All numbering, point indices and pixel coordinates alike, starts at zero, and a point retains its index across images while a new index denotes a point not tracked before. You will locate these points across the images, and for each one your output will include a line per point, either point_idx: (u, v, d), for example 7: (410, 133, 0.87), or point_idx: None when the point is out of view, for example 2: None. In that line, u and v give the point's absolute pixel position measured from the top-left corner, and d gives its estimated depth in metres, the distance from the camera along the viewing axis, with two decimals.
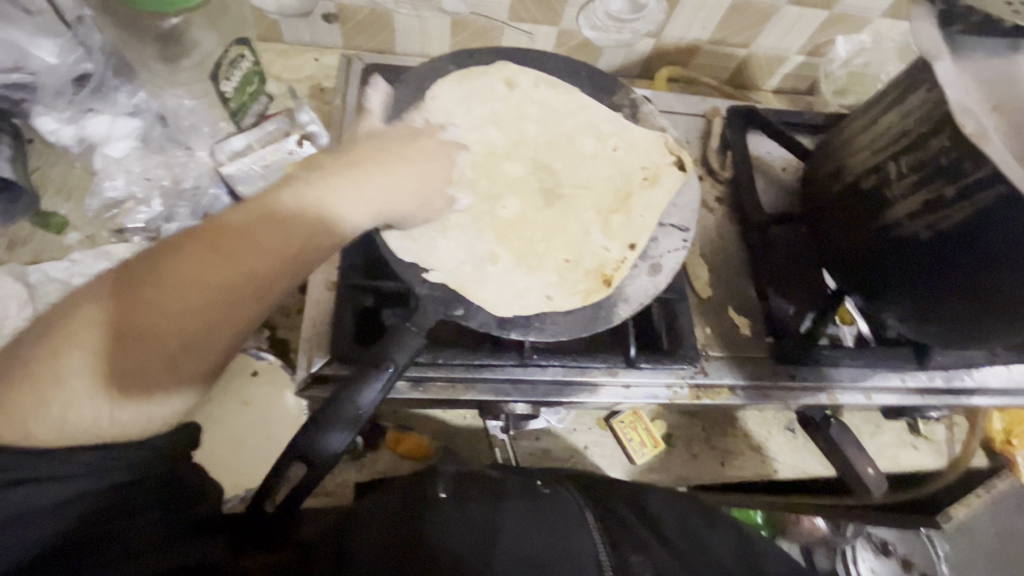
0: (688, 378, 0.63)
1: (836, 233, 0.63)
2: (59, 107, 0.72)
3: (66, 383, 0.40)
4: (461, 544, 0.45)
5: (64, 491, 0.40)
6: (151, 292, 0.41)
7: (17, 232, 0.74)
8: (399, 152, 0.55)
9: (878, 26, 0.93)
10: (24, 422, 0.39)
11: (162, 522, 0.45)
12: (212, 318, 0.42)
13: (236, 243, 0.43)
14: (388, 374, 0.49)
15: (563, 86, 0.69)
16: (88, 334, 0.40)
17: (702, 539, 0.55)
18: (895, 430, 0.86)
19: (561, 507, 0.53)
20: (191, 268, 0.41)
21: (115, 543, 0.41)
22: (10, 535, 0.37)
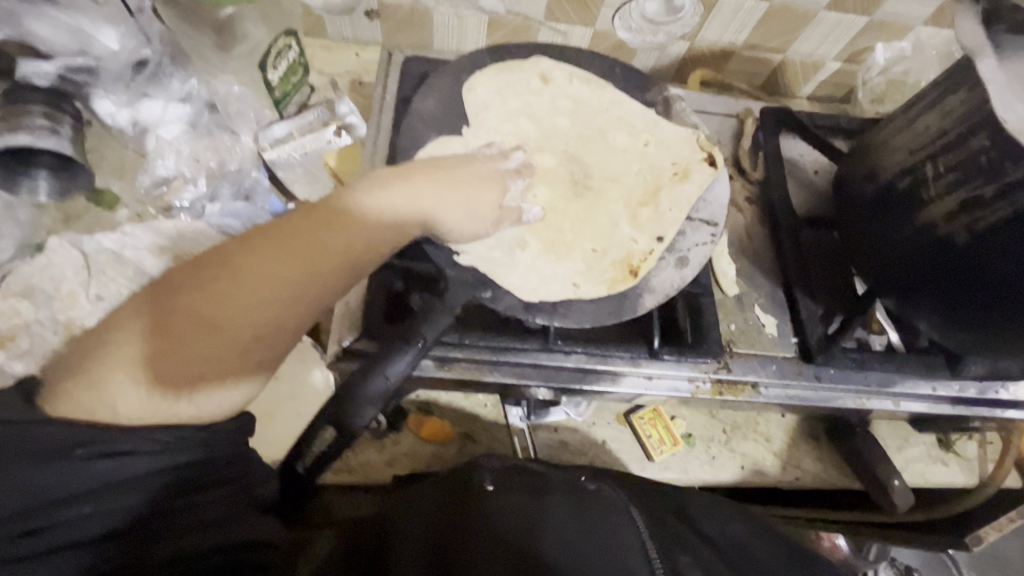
0: (712, 374, 0.63)
1: (867, 234, 0.63)
2: (117, 91, 0.76)
3: (148, 364, 0.41)
4: (512, 536, 0.45)
5: (140, 466, 0.40)
6: (231, 284, 0.43)
7: (72, 207, 0.78)
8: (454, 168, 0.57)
9: (920, 34, 0.92)
10: (108, 398, 0.40)
11: (226, 500, 0.45)
12: (283, 311, 0.44)
13: (306, 244, 0.46)
14: (417, 349, 0.51)
15: (596, 81, 0.71)
16: (170, 319, 0.42)
17: (746, 539, 0.53)
18: (924, 444, 0.83)
19: (607, 502, 0.52)
20: (266, 264, 0.44)
21: (182, 518, 0.42)
22: (92, 504, 0.39)
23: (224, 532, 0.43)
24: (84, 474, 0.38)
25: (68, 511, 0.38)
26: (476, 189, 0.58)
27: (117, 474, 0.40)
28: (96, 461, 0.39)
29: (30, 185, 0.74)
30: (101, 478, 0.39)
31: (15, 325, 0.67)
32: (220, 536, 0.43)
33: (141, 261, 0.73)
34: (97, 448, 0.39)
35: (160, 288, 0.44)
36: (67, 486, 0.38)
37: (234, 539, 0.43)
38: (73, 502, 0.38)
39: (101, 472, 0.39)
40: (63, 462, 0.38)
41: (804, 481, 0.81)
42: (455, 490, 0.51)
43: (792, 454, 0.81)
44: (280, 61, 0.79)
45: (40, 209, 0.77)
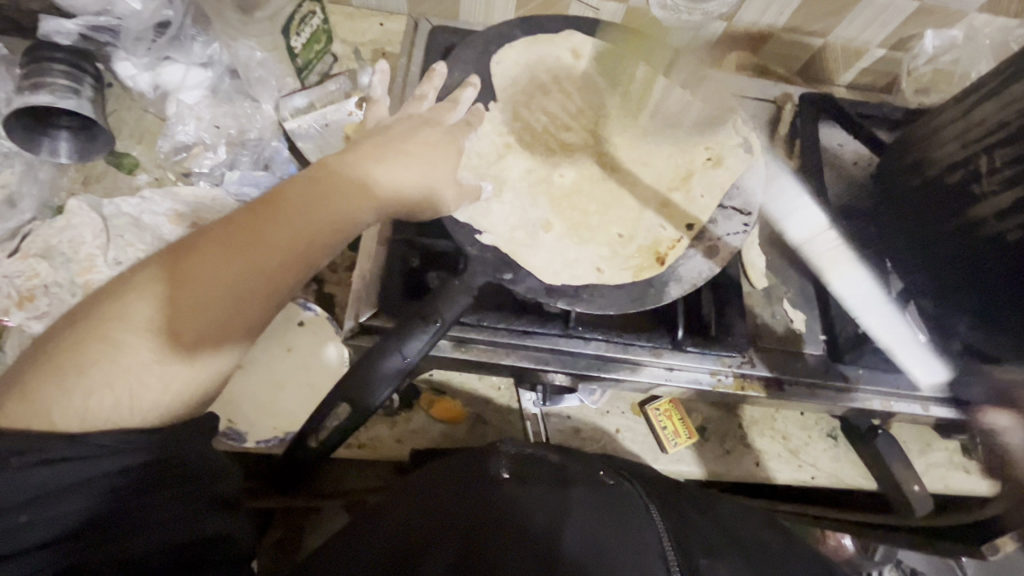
0: (735, 368, 0.61)
1: (913, 230, 0.60)
2: (138, 52, 0.76)
3: (89, 372, 0.41)
4: (532, 531, 0.48)
5: (82, 471, 0.39)
6: (175, 288, 0.43)
7: (92, 169, 0.77)
8: (413, 142, 0.55)
9: (973, 21, 0.86)
10: (44, 410, 0.39)
11: (185, 497, 0.43)
12: (228, 310, 0.44)
13: (250, 239, 0.45)
14: (436, 327, 0.50)
15: (627, 57, 0.69)
16: (114, 327, 0.42)
17: (770, 544, 0.55)
18: (945, 450, 0.81)
19: (625, 499, 0.54)
20: (208, 265, 0.44)
21: (139, 520, 0.40)
22: (31, 513, 0.37)
23: (179, 531, 0.42)
24: (22, 482, 0.36)
25: (6, 520, 0.36)
26: (438, 165, 0.55)
27: (60, 480, 0.38)
28: (37, 467, 0.37)
29: (52, 147, 0.74)
30: (45, 485, 0.37)
31: (34, 285, 0.66)
32: (171, 537, 0.41)
33: (160, 227, 0.72)
34: (39, 453, 0.38)
35: (108, 295, 0.44)
36: (12, 492, 0.36)
37: (187, 538, 0.42)
38: (11, 511, 0.36)
39: (42, 479, 0.37)
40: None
41: (818, 480, 0.79)
42: (477, 479, 0.54)
43: (808, 452, 0.79)
44: (303, 27, 0.78)
45: (60, 169, 0.76)
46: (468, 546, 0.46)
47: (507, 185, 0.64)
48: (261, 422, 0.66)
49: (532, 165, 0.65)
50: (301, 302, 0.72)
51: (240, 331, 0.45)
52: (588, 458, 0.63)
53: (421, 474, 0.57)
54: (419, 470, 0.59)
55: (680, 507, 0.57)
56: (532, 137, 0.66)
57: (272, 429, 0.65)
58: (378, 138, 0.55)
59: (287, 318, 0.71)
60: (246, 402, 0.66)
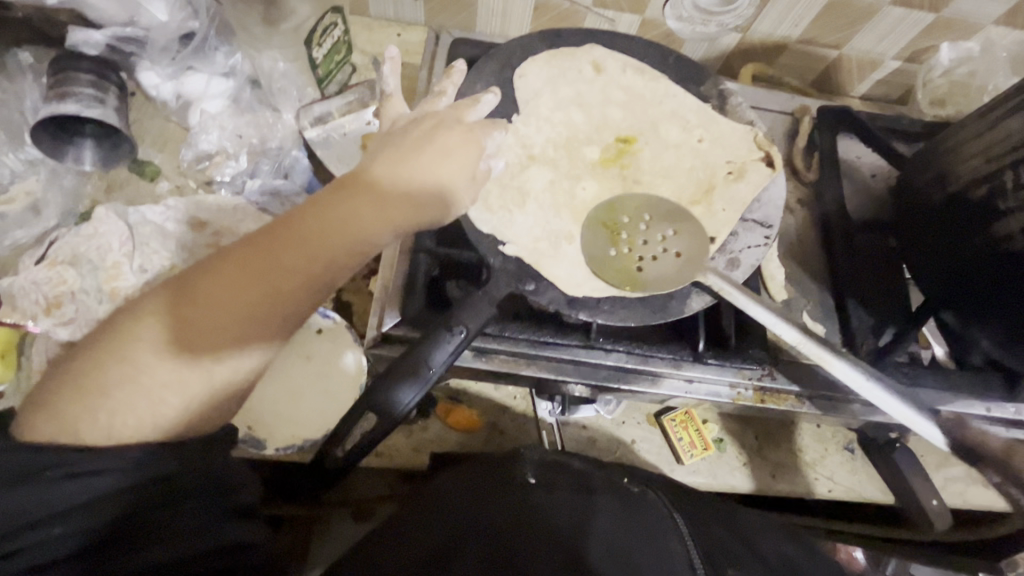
0: (756, 381, 0.61)
1: (937, 244, 0.60)
2: (163, 63, 0.77)
3: (111, 392, 0.44)
4: (560, 527, 0.49)
5: (103, 485, 0.41)
6: (191, 312, 0.46)
7: (115, 177, 0.79)
8: (427, 151, 0.54)
9: (990, 33, 0.86)
10: (75, 428, 0.43)
11: (200, 506, 0.45)
12: (243, 332, 0.46)
13: (263, 265, 0.47)
14: (460, 337, 0.50)
15: (649, 71, 0.70)
16: (137, 348, 0.45)
17: (794, 559, 0.54)
18: (964, 464, 0.80)
19: (652, 505, 0.55)
20: (224, 291, 0.46)
21: (154, 530, 0.42)
22: (59, 524, 0.39)
23: (193, 543, 0.43)
24: (49, 496, 0.39)
25: (36, 534, 0.39)
26: (451, 174, 0.54)
27: (80, 495, 0.40)
28: (64, 481, 0.40)
29: (76, 155, 0.75)
30: (69, 499, 0.40)
31: (61, 292, 0.67)
32: (182, 550, 0.42)
33: (183, 234, 0.73)
34: (68, 468, 0.41)
35: (132, 315, 0.47)
36: (41, 505, 0.39)
37: (199, 550, 0.43)
38: (42, 523, 0.39)
39: (65, 493, 0.40)
40: (32, 485, 0.39)
41: (835, 494, 0.79)
42: (503, 485, 0.55)
43: (824, 465, 0.79)
44: (325, 38, 0.76)
45: (84, 177, 0.78)
46: (494, 547, 0.46)
47: (528, 197, 0.64)
48: (280, 429, 0.66)
49: (555, 177, 0.65)
50: (319, 310, 0.72)
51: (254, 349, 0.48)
52: (607, 467, 0.64)
53: (453, 476, 0.60)
54: (443, 477, 0.60)
55: (702, 516, 0.57)
56: (556, 150, 0.66)
57: (291, 437, 0.66)
58: (393, 146, 0.55)
59: (306, 326, 0.71)
60: (265, 409, 0.67)
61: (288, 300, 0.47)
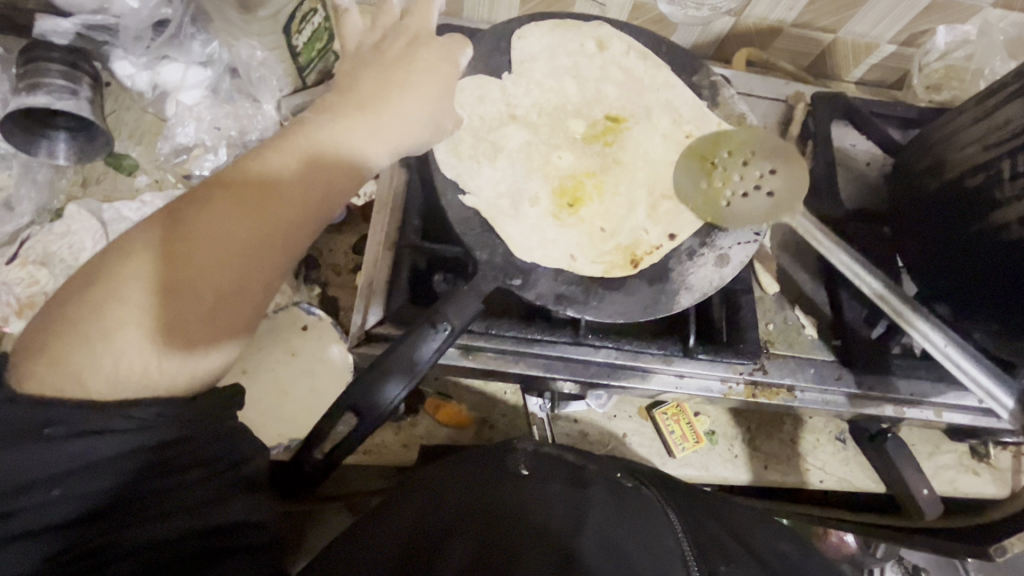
0: (747, 375, 0.60)
1: (933, 236, 0.58)
2: (136, 52, 0.74)
3: (115, 335, 0.40)
4: (552, 520, 0.48)
5: (114, 446, 0.38)
6: (194, 245, 0.43)
7: (91, 171, 0.76)
8: (411, 71, 0.55)
9: (988, 16, 0.84)
10: (73, 376, 0.39)
11: (211, 478, 0.43)
12: (251, 267, 0.44)
13: (264, 196, 0.46)
14: (444, 334, 0.49)
15: (654, 58, 0.68)
16: (133, 287, 0.41)
17: (788, 556, 0.52)
18: (954, 452, 0.80)
19: (643, 502, 0.54)
20: (225, 222, 0.44)
21: (166, 499, 0.40)
22: (59, 488, 0.36)
23: (202, 515, 0.41)
24: (51, 455, 0.36)
25: (34, 496, 0.36)
26: (438, 97, 0.57)
27: (89, 455, 0.37)
28: (67, 439, 0.37)
29: (49, 147, 0.72)
30: (72, 459, 0.37)
31: (33, 294, 0.66)
32: (190, 520, 0.41)
33: None
34: (73, 424, 0.37)
35: (114, 256, 0.42)
36: (40, 467, 0.36)
37: (208, 523, 0.42)
38: (39, 486, 0.36)
39: (74, 452, 0.37)
40: (31, 441, 0.36)
41: (827, 484, 0.79)
42: (493, 481, 0.54)
43: (816, 455, 0.79)
44: (305, 26, 0.72)
45: (59, 171, 0.75)
46: (484, 542, 0.45)
47: (502, 153, 0.63)
48: (267, 428, 0.65)
49: (532, 139, 0.65)
50: (304, 306, 0.71)
51: (261, 287, 0.45)
52: (601, 461, 0.63)
53: (443, 467, 0.59)
54: (430, 472, 0.59)
55: (693, 513, 0.56)
56: (541, 116, 0.65)
57: (276, 437, 0.64)
58: (371, 67, 0.56)
59: (291, 322, 0.70)
60: (251, 408, 0.66)
61: (293, 230, 0.47)
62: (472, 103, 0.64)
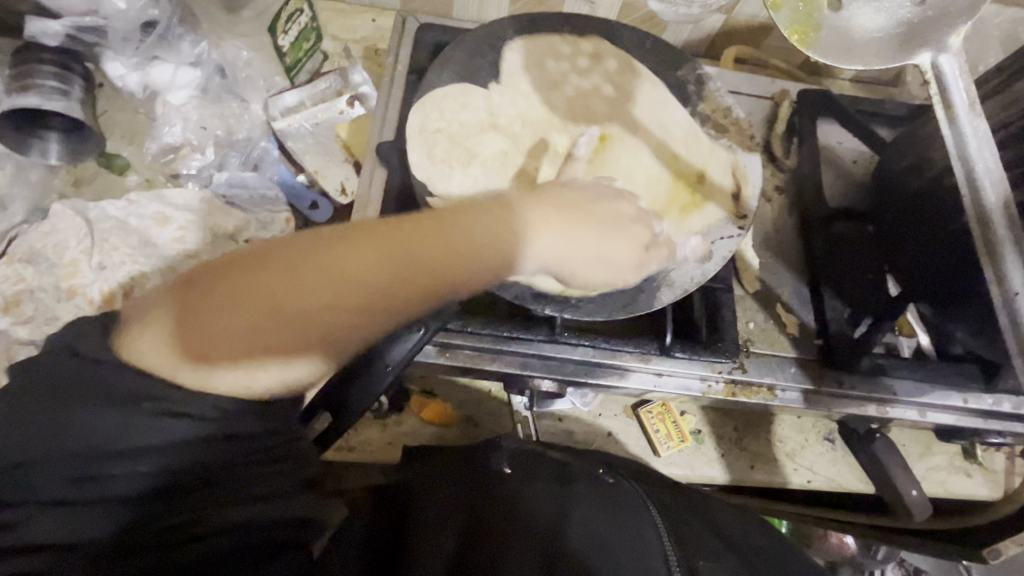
0: (726, 374, 0.60)
1: (912, 234, 0.59)
2: (127, 53, 0.75)
3: (142, 356, 0.40)
4: (532, 529, 0.48)
5: (170, 437, 0.42)
6: (238, 293, 0.39)
7: (83, 170, 0.77)
8: (603, 205, 0.51)
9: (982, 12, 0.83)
10: (101, 392, 0.41)
11: (267, 474, 0.48)
12: (296, 324, 0.40)
13: (353, 251, 0.40)
14: (417, 334, 0.48)
15: (638, 67, 0.67)
16: (163, 319, 0.40)
17: (765, 551, 0.53)
18: (946, 453, 0.79)
19: (624, 494, 0.53)
20: (287, 274, 0.39)
21: (221, 486, 0.45)
22: (130, 464, 0.41)
23: (263, 507, 0.46)
24: (125, 431, 0.41)
25: (128, 465, 0.41)
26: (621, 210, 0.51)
27: (160, 437, 0.41)
28: (161, 419, 0.41)
29: (41, 147, 0.74)
30: (149, 437, 0.41)
31: (21, 291, 0.67)
32: (251, 510, 0.46)
33: (147, 229, 0.72)
34: (160, 406, 0.41)
35: (169, 286, 0.42)
36: (117, 441, 0.41)
37: (263, 516, 0.46)
38: (106, 459, 0.40)
39: (149, 437, 0.41)
40: (135, 414, 0.41)
41: (815, 484, 0.78)
42: (477, 475, 0.54)
43: (804, 455, 0.78)
44: (291, 25, 0.75)
45: (51, 171, 0.76)
46: (468, 551, 0.45)
47: (477, 159, 0.64)
48: None
49: (508, 148, 0.65)
50: None
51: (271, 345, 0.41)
52: (585, 455, 0.63)
53: (427, 466, 0.58)
54: (416, 467, 0.59)
55: (674, 505, 0.56)
56: (522, 125, 0.66)
57: None
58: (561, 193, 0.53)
59: None
60: None
61: (369, 293, 0.40)
62: (453, 108, 0.63)
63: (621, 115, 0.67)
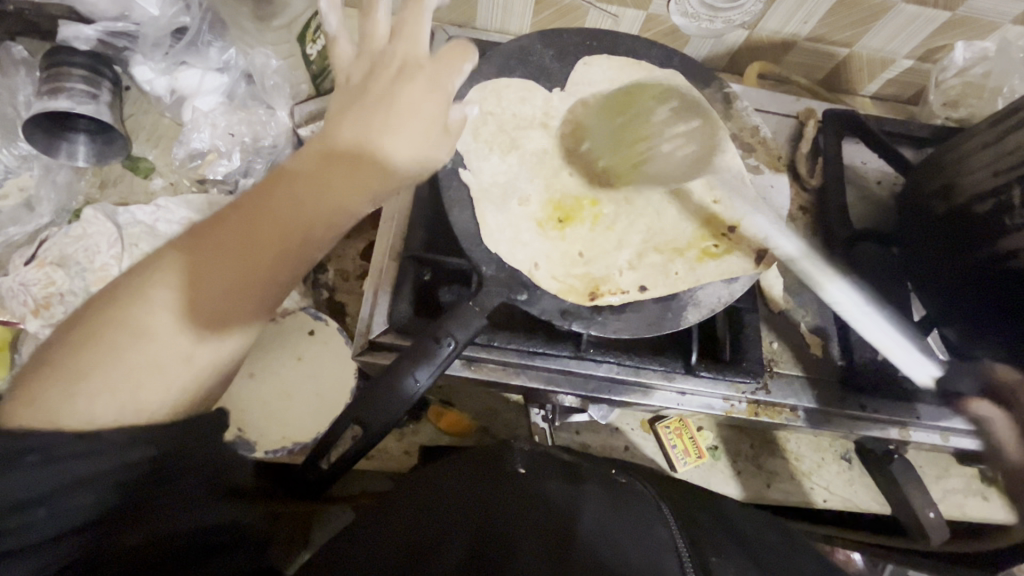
0: (749, 394, 0.60)
1: (935, 262, 0.59)
2: (155, 57, 0.76)
3: (116, 360, 0.43)
4: (536, 525, 0.45)
5: (92, 464, 0.37)
6: (218, 254, 0.45)
7: (109, 173, 0.78)
8: (394, 106, 0.50)
9: (1006, 33, 0.83)
10: (64, 402, 0.40)
11: (198, 484, 0.41)
12: (261, 273, 0.46)
13: (270, 208, 0.46)
14: (448, 348, 0.49)
15: (710, 110, 0.66)
16: (142, 312, 0.44)
17: (780, 550, 0.51)
18: (963, 475, 0.78)
19: (638, 497, 0.52)
20: (242, 232, 0.46)
21: (156, 507, 0.39)
22: (38, 513, 0.35)
23: (191, 521, 0.40)
24: (25, 480, 0.35)
25: (16, 519, 0.34)
26: (430, 118, 0.51)
27: (72, 473, 0.36)
28: (47, 466, 0.36)
29: (69, 150, 0.74)
30: (54, 480, 0.36)
31: (49, 294, 0.67)
32: (188, 525, 0.39)
33: (174, 235, 0.72)
34: (49, 451, 0.36)
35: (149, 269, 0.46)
36: (17, 490, 0.34)
37: (201, 527, 0.40)
38: (22, 509, 0.34)
39: (53, 474, 0.36)
40: (14, 468, 0.35)
41: (832, 504, 0.78)
42: (493, 474, 0.53)
43: (820, 474, 0.78)
44: (319, 35, 0.73)
45: (77, 173, 0.77)
46: (478, 544, 0.43)
47: (517, 149, 0.64)
48: (269, 430, 0.65)
49: (552, 146, 0.65)
50: (311, 311, 0.71)
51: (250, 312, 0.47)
52: (603, 462, 0.62)
53: (441, 465, 0.57)
54: (427, 469, 0.58)
55: (688, 511, 0.54)
56: (573, 134, 0.66)
57: (279, 440, 0.64)
58: (366, 93, 0.51)
59: (298, 327, 0.71)
60: (255, 413, 0.66)
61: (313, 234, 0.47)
62: (513, 99, 0.64)
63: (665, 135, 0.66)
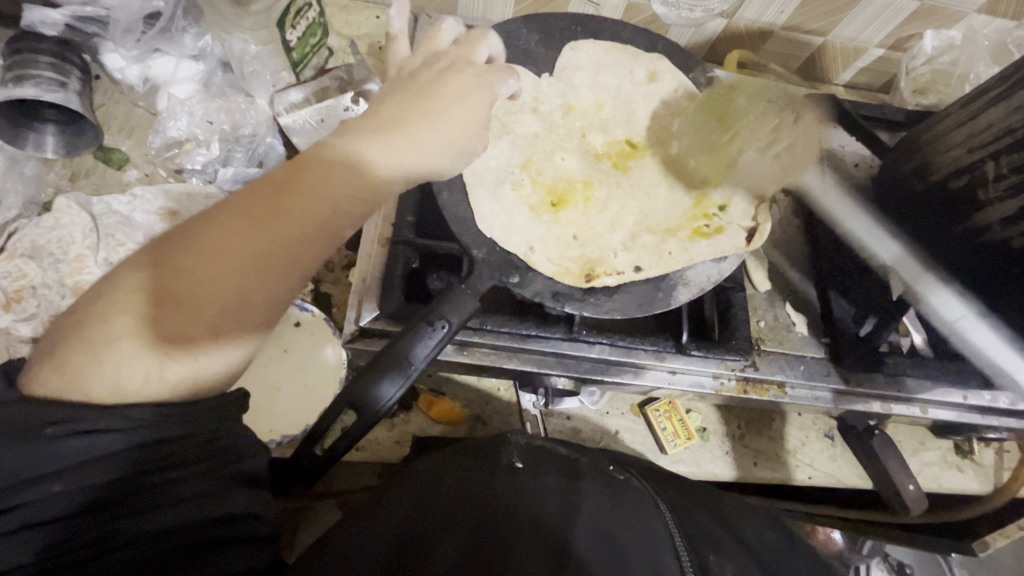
0: (738, 372, 0.62)
1: (916, 238, 0.60)
2: (127, 45, 0.72)
3: (117, 343, 0.39)
4: (539, 517, 0.46)
5: (100, 445, 0.37)
6: (239, 231, 0.42)
7: (79, 164, 0.75)
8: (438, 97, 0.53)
9: (972, 22, 0.86)
10: (77, 381, 0.38)
11: (212, 472, 0.41)
12: (286, 254, 0.44)
13: (298, 186, 0.45)
14: (441, 332, 0.49)
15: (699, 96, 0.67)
16: (148, 289, 0.40)
17: (773, 542, 0.52)
18: (939, 449, 0.80)
19: (634, 492, 0.53)
20: (267, 209, 0.44)
21: (168, 491, 0.38)
22: (52, 484, 0.35)
23: (205, 507, 0.40)
24: (45, 454, 0.35)
25: (34, 491, 0.35)
26: (467, 118, 0.54)
27: (86, 450, 0.36)
28: (62, 440, 0.36)
29: (37, 140, 0.71)
30: (70, 455, 0.36)
31: (19, 288, 0.64)
32: (198, 512, 0.39)
33: (151, 225, 0.71)
34: (65, 425, 0.36)
35: (157, 247, 0.42)
36: (35, 463, 0.35)
37: (212, 514, 0.40)
38: (44, 480, 0.35)
39: (69, 450, 0.36)
40: (32, 442, 0.35)
41: (814, 480, 0.79)
42: (490, 467, 0.53)
43: (804, 452, 0.79)
44: (300, 20, 0.73)
45: (47, 164, 0.74)
46: (478, 540, 0.43)
47: (509, 134, 0.64)
48: (256, 424, 0.63)
49: (544, 132, 0.65)
50: (297, 303, 0.70)
51: (265, 303, 0.44)
52: (595, 454, 0.61)
53: (434, 459, 0.56)
54: (420, 463, 0.57)
55: (682, 503, 0.55)
56: (565, 116, 0.66)
57: (267, 433, 0.63)
58: (404, 90, 0.54)
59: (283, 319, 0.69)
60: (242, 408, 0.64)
61: (342, 216, 0.46)
62: None
63: (659, 122, 0.68)
